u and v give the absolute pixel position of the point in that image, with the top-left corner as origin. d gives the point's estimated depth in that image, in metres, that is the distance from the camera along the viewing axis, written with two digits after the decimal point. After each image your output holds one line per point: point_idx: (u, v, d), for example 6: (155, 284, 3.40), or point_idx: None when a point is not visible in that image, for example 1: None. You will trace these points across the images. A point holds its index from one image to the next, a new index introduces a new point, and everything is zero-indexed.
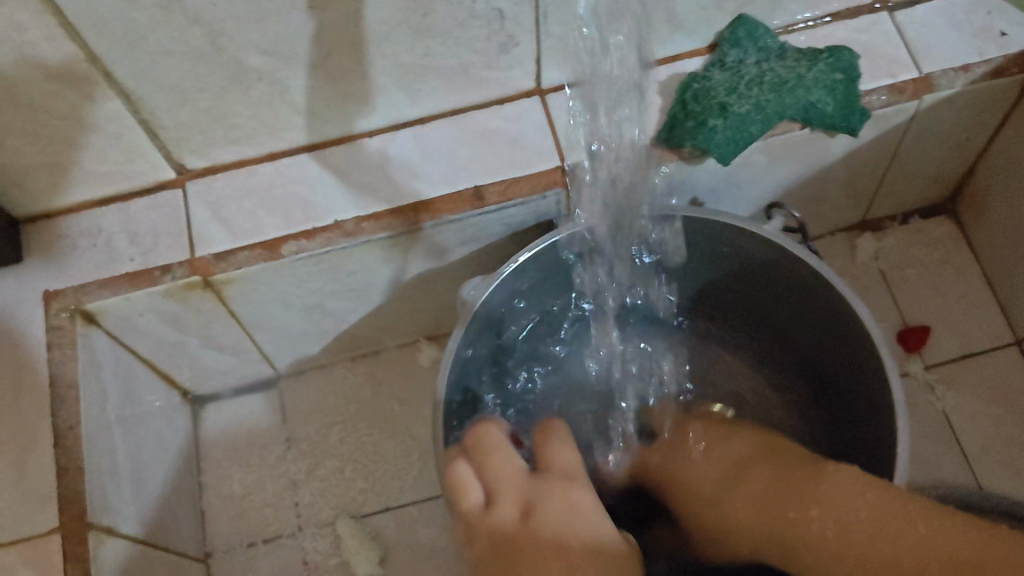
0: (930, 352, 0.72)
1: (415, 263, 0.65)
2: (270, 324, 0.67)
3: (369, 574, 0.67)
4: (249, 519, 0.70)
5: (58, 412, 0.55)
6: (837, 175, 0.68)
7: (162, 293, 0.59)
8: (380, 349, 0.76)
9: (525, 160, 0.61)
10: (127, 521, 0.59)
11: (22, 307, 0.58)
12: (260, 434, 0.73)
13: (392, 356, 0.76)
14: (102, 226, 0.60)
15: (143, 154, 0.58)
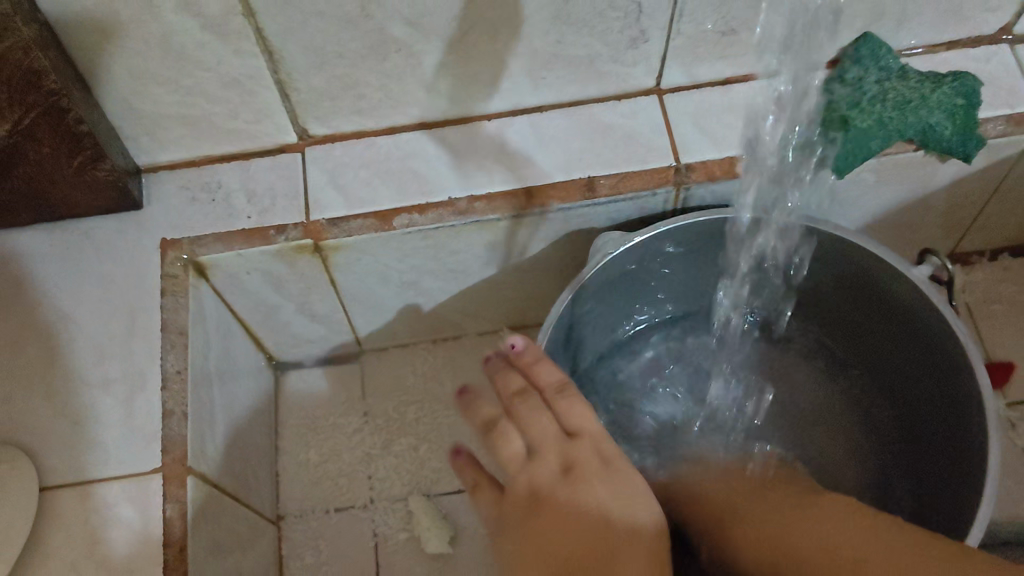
0: (1012, 390, 0.72)
1: (516, 250, 0.66)
2: (366, 297, 0.68)
3: (438, 551, 0.68)
4: (324, 486, 0.71)
5: (167, 357, 0.56)
6: (938, 203, 0.68)
7: (273, 253, 0.61)
8: (461, 335, 0.76)
9: (639, 156, 0.61)
10: (219, 471, 0.60)
11: (138, 253, 0.60)
12: (339, 406, 0.74)
13: (473, 343, 0.76)
14: (221, 181, 0.62)
15: (272, 115, 0.59)
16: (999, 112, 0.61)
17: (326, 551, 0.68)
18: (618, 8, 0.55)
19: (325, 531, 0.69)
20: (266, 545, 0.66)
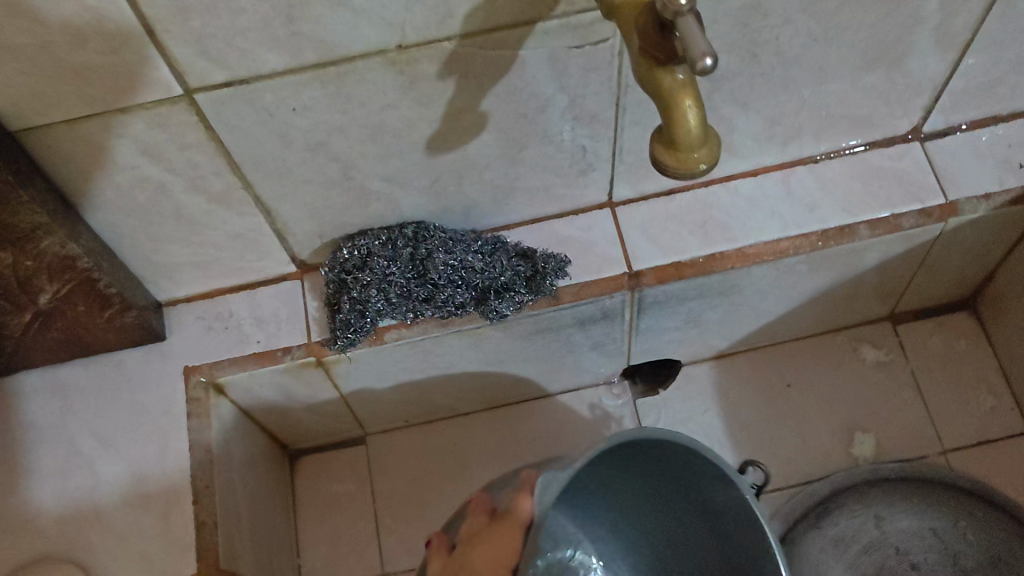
0: (951, 437, 0.79)
1: (494, 343, 0.73)
2: (364, 390, 0.76)
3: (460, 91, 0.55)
4: (341, 559, 0.79)
5: (195, 472, 0.65)
6: (869, 280, 0.77)
7: (281, 370, 0.69)
8: (469, 412, 0.85)
9: (596, 266, 0.70)
10: (247, 562, 0.68)
11: (165, 380, 0.68)
12: (351, 486, 0.82)
13: (479, 419, 0.85)
14: (231, 309, 0.70)
15: (272, 254, 0.68)
16: (909, 206, 0.70)
17: None
18: (564, 151, 0.64)
19: None
20: None
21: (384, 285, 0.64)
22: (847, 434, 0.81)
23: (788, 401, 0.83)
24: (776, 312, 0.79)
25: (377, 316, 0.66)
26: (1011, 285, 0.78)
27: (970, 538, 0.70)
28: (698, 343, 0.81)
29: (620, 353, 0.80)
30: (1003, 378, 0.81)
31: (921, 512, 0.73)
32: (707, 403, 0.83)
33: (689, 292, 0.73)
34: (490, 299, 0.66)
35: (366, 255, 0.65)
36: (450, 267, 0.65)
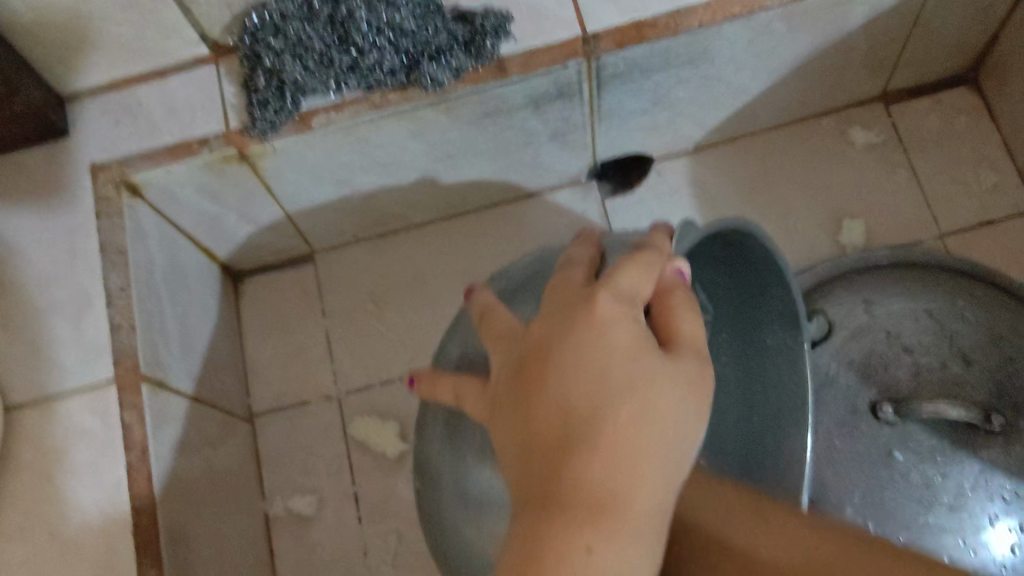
0: (947, 221, 0.73)
1: (441, 132, 0.65)
2: (302, 197, 0.69)
3: None
4: (295, 381, 0.74)
5: (109, 276, 0.59)
6: (858, 45, 0.68)
7: (200, 165, 0.62)
8: (425, 223, 0.78)
9: (545, 30, 0.61)
10: (179, 377, 0.63)
11: (71, 180, 0.61)
12: (301, 306, 0.76)
13: (436, 230, 0.78)
14: (141, 100, 0.63)
15: (178, 30, 0.60)
16: None
17: (298, 439, 0.73)
18: None
19: (298, 422, 0.73)
20: (241, 438, 0.70)
21: (300, 53, 0.58)
22: (835, 221, 0.74)
23: (770, 192, 0.76)
24: (757, 89, 0.71)
25: (297, 92, 0.59)
26: (1017, 46, 0.69)
27: (967, 317, 0.66)
28: (669, 132, 0.74)
29: (584, 145, 0.72)
30: (1006, 154, 0.74)
31: (913, 295, 0.67)
32: (682, 200, 0.76)
33: (655, 60, 0.64)
34: (421, 64, 0.59)
35: (279, 20, 0.58)
36: (374, 29, 0.58)
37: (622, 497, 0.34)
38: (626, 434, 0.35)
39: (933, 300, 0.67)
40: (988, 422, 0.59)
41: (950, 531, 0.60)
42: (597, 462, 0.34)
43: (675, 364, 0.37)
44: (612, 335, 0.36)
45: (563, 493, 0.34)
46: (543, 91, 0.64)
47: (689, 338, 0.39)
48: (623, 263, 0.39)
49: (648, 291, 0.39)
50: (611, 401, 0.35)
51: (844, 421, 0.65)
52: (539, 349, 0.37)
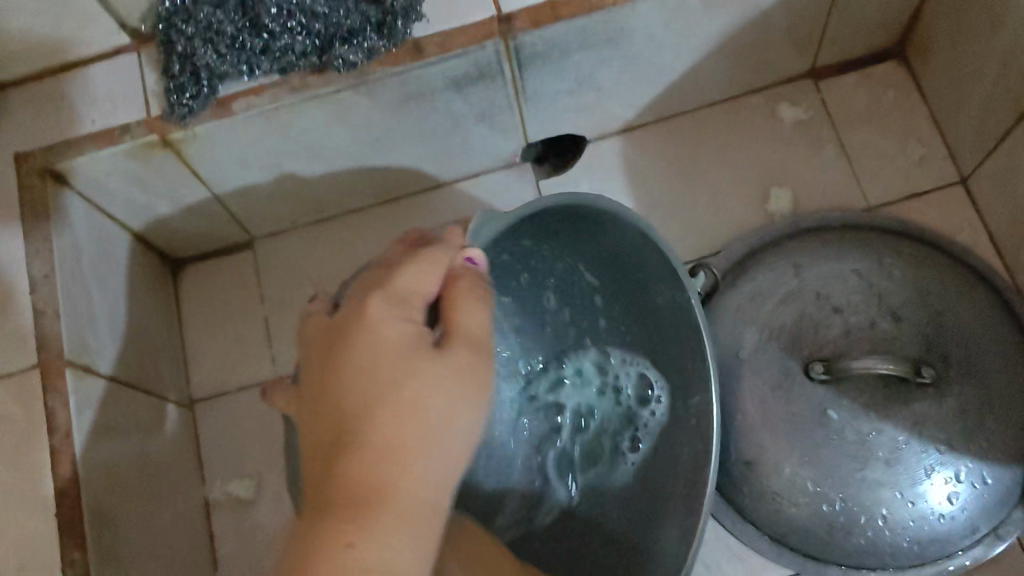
0: (875, 194, 0.74)
1: (365, 116, 0.66)
2: (233, 184, 0.70)
3: None
4: (234, 367, 0.75)
5: (32, 264, 0.60)
6: (778, 22, 0.69)
7: (124, 152, 0.62)
8: (362, 209, 0.78)
9: (460, 13, 0.61)
10: (109, 363, 0.64)
11: None
12: (240, 292, 0.77)
13: (374, 215, 0.78)
14: (64, 90, 0.63)
15: (95, 19, 0.60)
16: None
17: (238, 424, 0.73)
18: None
19: (237, 407, 0.74)
20: (179, 425, 0.71)
21: (211, 38, 0.59)
22: (764, 196, 0.75)
23: (701, 171, 0.76)
24: (682, 68, 0.72)
25: (212, 77, 0.60)
26: (938, 19, 0.70)
27: (894, 275, 0.66)
28: (598, 113, 0.74)
29: (514, 128, 0.73)
30: (933, 127, 0.75)
31: (841, 256, 0.68)
32: (614, 180, 0.77)
33: (573, 40, 0.64)
34: (333, 47, 0.60)
35: (192, 6, 0.59)
36: (285, 13, 0.58)
37: (396, 478, 0.38)
38: (389, 426, 0.39)
39: (860, 262, 0.67)
40: (919, 375, 0.60)
41: (886, 486, 0.61)
42: (355, 459, 0.38)
43: (443, 359, 0.41)
44: (382, 335, 0.40)
45: (331, 486, 0.37)
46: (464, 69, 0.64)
47: (461, 330, 0.43)
48: (403, 264, 0.43)
49: (430, 287, 0.43)
50: (380, 395, 0.39)
51: (778, 384, 0.64)
52: (325, 350, 0.42)
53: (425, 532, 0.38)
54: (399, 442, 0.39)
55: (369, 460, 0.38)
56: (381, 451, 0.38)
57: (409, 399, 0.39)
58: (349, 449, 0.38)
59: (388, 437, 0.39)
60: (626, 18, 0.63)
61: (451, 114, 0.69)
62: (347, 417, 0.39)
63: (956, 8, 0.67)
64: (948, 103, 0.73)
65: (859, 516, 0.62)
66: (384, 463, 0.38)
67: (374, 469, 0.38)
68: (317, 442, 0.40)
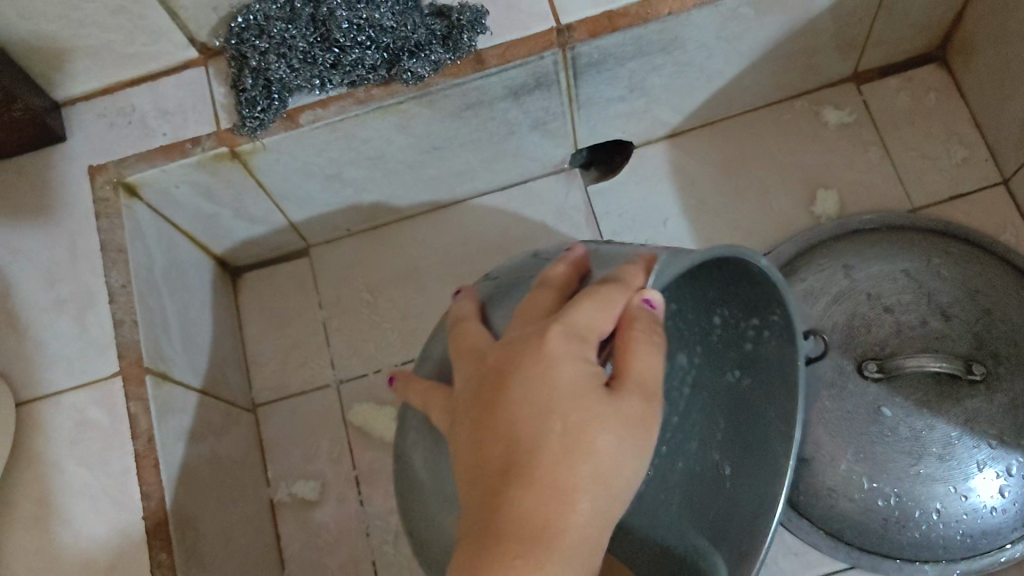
0: (920, 195, 0.76)
1: (426, 126, 0.68)
2: (294, 193, 0.72)
3: None
4: (294, 372, 0.77)
5: (110, 274, 0.61)
6: (826, 27, 0.70)
7: (194, 164, 0.64)
8: (414, 216, 0.80)
9: (520, 24, 0.63)
10: (181, 369, 0.65)
11: (70, 183, 0.64)
12: (297, 298, 0.79)
13: (426, 222, 0.80)
14: (134, 104, 0.65)
15: (167, 36, 0.62)
16: None
17: (300, 427, 0.75)
18: None
19: (298, 410, 0.76)
20: (243, 429, 0.73)
21: (284, 53, 0.60)
22: (810, 198, 0.77)
23: (748, 174, 0.78)
24: (730, 73, 0.73)
25: (284, 91, 0.61)
26: (982, 23, 0.71)
27: (942, 275, 0.68)
28: (647, 119, 0.76)
29: (565, 134, 0.75)
30: (975, 129, 0.77)
31: (890, 255, 0.70)
32: (662, 184, 0.78)
33: (628, 49, 0.66)
34: (401, 60, 0.61)
35: (263, 22, 0.61)
36: (355, 27, 0.60)
37: (559, 517, 0.37)
38: (565, 464, 0.38)
39: (909, 262, 0.69)
40: (970, 372, 0.61)
41: (941, 481, 0.62)
42: (528, 499, 0.37)
43: (614, 401, 0.39)
44: (560, 368, 0.39)
45: (501, 517, 0.37)
46: (523, 78, 0.65)
47: (636, 379, 0.41)
48: (581, 300, 0.41)
49: (608, 325, 0.41)
50: (552, 428, 0.38)
51: (833, 381, 0.66)
52: (497, 378, 0.40)
53: (583, 569, 0.37)
54: (575, 479, 0.38)
55: (542, 495, 0.37)
56: (553, 488, 0.38)
57: (583, 436, 0.38)
58: (518, 478, 0.38)
59: (564, 473, 0.38)
60: (682, 27, 0.65)
61: (508, 122, 0.70)
62: (513, 447, 0.39)
63: (1001, 12, 0.68)
64: (991, 105, 0.74)
65: (913, 511, 0.63)
66: (558, 499, 0.37)
67: (542, 505, 0.37)
68: (482, 462, 0.39)
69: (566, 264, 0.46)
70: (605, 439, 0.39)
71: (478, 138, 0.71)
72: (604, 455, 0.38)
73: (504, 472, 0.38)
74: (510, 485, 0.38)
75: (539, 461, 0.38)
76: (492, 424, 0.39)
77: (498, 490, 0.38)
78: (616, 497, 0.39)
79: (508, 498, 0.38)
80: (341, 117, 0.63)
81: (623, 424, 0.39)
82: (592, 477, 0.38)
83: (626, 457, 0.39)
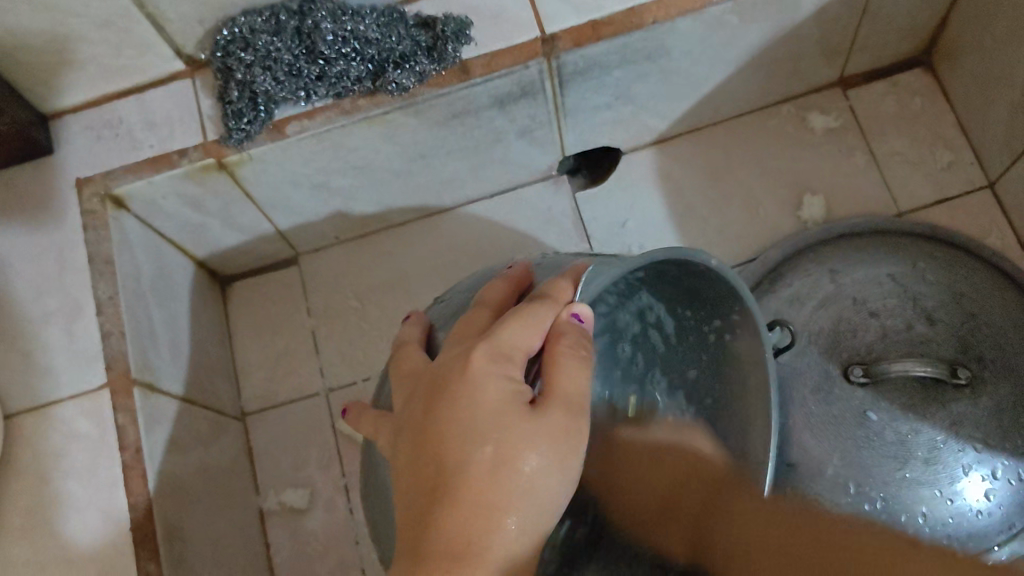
0: (906, 200, 0.76)
1: (412, 135, 0.68)
2: (282, 203, 0.72)
3: None
4: (284, 380, 0.77)
5: (98, 286, 0.62)
6: (810, 34, 0.71)
7: (180, 176, 0.64)
8: (403, 223, 0.80)
9: (506, 34, 0.63)
10: (170, 380, 0.66)
11: (58, 196, 0.64)
12: (287, 306, 0.79)
13: (415, 229, 0.80)
14: (121, 116, 0.65)
15: (153, 48, 0.62)
16: None
17: (290, 436, 0.75)
18: None
19: (288, 419, 0.76)
20: (233, 438, 0.73)
21: (269, 65, 0.61)
22: (795, 203, 0.77)
23: (735, 179, 0.78)
24: (716, 79, 0.73)
25: (270, 102, 0.62)
26: (967, 28, 0.72)
27: (927, 279, 0.68)
28: (633, 125, 0.76)
29: (552, 142, 0.75)
30: (961, 133, 0.77)
31: (874, 260, 0.70)
32: (649, 190, 0.79)
33: (614, 58, 0.66)
34: (386, 71, 0.62)
35: (249, 34, 0.61)
36: (340, 39, 0.61)
37: (483, 534, 0.39)
38: (484, 481, 0.40)
39: (895, 267, 0.69)
40: (955, 376, 0.62)
41: (926, 484, 0.62)
42: (454, 512, 0.39)
43: (538, 418, 0.41)
44: (482, 388, 0.41)
45: (427, 535, 0.39)
46: (509, 89, 0.65)
47: (560, 392, 0.42)
48: (507, 320, 0.43)
49: (533, 342, 0.44)
50: (477, 446, 0.40)
51: (819, 386, 0.66)
52: (430, 399, 0.43)
53: None
54: (494, 496, 0.40)
55: (464, 512, 0.39)
56: (474, 505, 0.39)
57: (503, 452, 0.40)
58: (442, 497, 0.40)
59: (484, 490, 0.40)
60: (667, 36, 0.65)
61: (494, 130, 0.71)
62: (441, 465, 0.40)
63: (986, 18, 0.69)
64: (975, 109, 0.75)
65: (899, 515, 0.63)
66: (479, 516, 0.39)
67: (467, 523, 0.39)
68: (413, 484, 0.41)
69: (507, 280, 0.50)
70: (533, 452, 0.41)
71: (465, 147, 0.72)
72: (527, 472, 0.40)
73: (429, 491, 0.40)
74: (438, 506, 0.39)
75: (461, 478, 0.40)
76: (423, 446, 0.41)
77: (425, 510, 0.40)
78: (542, 514, 0.41)
79: (431, 517, 0.39)
80: (330, 129, 0.63)
81: (549, 440, 0.41)
82: (512, 493, 0.40)
83: (548, 475, 0.41)
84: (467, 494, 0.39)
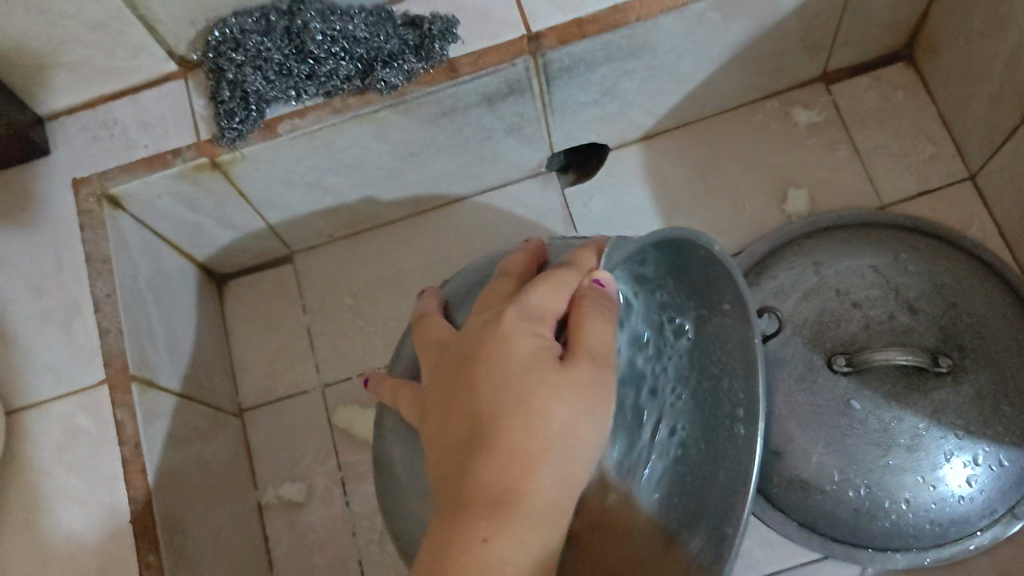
0: (889, 192, 0.77)
1: (402, 133, 0.69)
2: (275, 201, 0.73)
3: None
4: (280, 376, 0.78)
5: (95, 284, 0.63)
6: (793, 29, 0.72)
7: (175, 175, 0.66)
8: (395, 221, 0.82)
9: (492, 32, 0.65)
10: (167, 376, 0.67)
11: (55, 196, 0.65)
12: (282, 303, 0.80)
13: (407, 226, 0.82)
14: (117, 116, 0.67)
15: (146, 50, 0.64)
16: None
17: (286, 430, 0.77)
18: None
19: (284, 414, 0.77)
20: (230, 433, 0.74)
21: (260, 65, 0.62)
22: (781, 196, 0.78)
23: (721, 174, 0.80)
24: (701, 75, 0.75)
25: (261, 101, 0.63)
26: (947, 22, 0.73)
27: (910, 270, 0.69)
28: (621, 122, 0.78)
29: (541, 139, 0.76)
30: (942, 126, 0.78)
31: (857, 252, 0.71)
32: (637, 185, 0.80)
33: (599, 55, 0.67)
34: (375, 70, 0.63)
35: (239, 35, 0.63)
36: (329, 39, 0.63)
37: (523, 480, 0.41)
38: (523, 432, 0.41)
39: (878, 257, 0.70)
40: (937, 364, 0.63)
41: (908, 471, 0.64)
42: (486, 462, 0.41)
43: (570, 369, 0.43)
44: (515, 344, 0.43)
45: (467, 486, 0.41)
46: (497, 86, 0.67)
47: (588, 348, 0.44)
48: (535, 283, 0.45)
49: (560, 302, 0.45)
50: (505, 400, 0.42)
51: (803, 376, 0.68)
52: (464, 360, 0.44)
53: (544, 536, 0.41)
54: (527, 444, 0.41)
55: (495, 463, 0.41)
56: (508, 456, 0.41)
57: (538, 405, 0.42)
58: (479, 446, 0.42)
59: (521, 437, 0.41)
60: (651, 33, 0.66)
61: (483, 127, 0.72)
62: (476, 415, 0.42)
63: (964, 12, 0.70)
64: (956, 102, 0.76)
65: (883, 500, 0.65)
66: (514, 465, 0.41)
67: (503, 471, 0.41)
68: (451, 439, 0.43)
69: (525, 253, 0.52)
70: (566, 403, 0.42)
71: (455, 144, 0.73)
72: (566, 417, 0.42)
73: (468, 444, 0.42)
74: (477, 450, 0.41)
75: (495, 426, 0.42)
76: (460, 399, 0.43)
77: (466, 455, 0.42)
78: (580, 459, 0.43)
79: (466, 469, 0.41)
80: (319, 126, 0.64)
81: (579, 391, 0.43)
82: (554, 439, 0.42)
83: (586, 425, 0.43)
84: (504, 442, 0.41)
